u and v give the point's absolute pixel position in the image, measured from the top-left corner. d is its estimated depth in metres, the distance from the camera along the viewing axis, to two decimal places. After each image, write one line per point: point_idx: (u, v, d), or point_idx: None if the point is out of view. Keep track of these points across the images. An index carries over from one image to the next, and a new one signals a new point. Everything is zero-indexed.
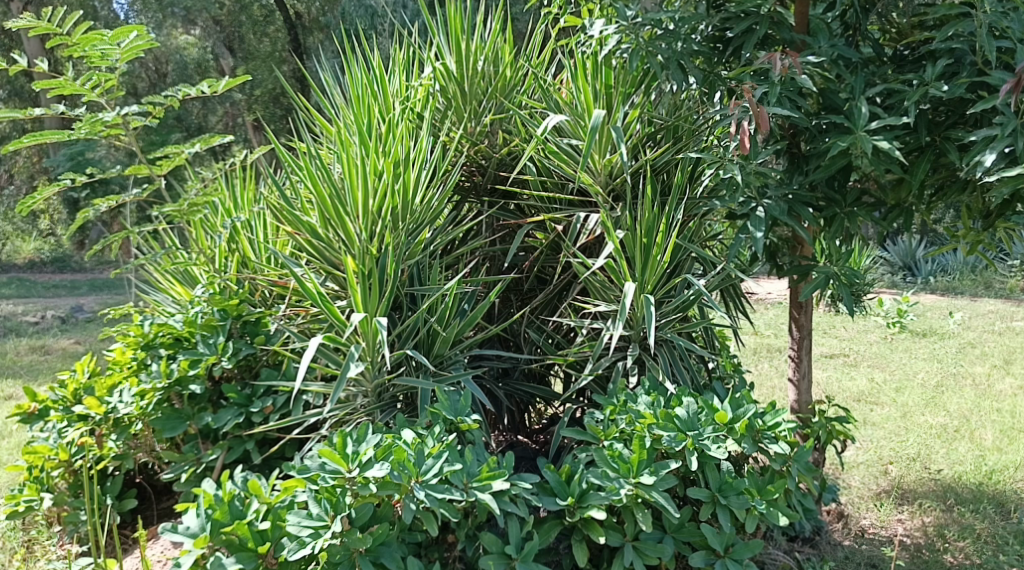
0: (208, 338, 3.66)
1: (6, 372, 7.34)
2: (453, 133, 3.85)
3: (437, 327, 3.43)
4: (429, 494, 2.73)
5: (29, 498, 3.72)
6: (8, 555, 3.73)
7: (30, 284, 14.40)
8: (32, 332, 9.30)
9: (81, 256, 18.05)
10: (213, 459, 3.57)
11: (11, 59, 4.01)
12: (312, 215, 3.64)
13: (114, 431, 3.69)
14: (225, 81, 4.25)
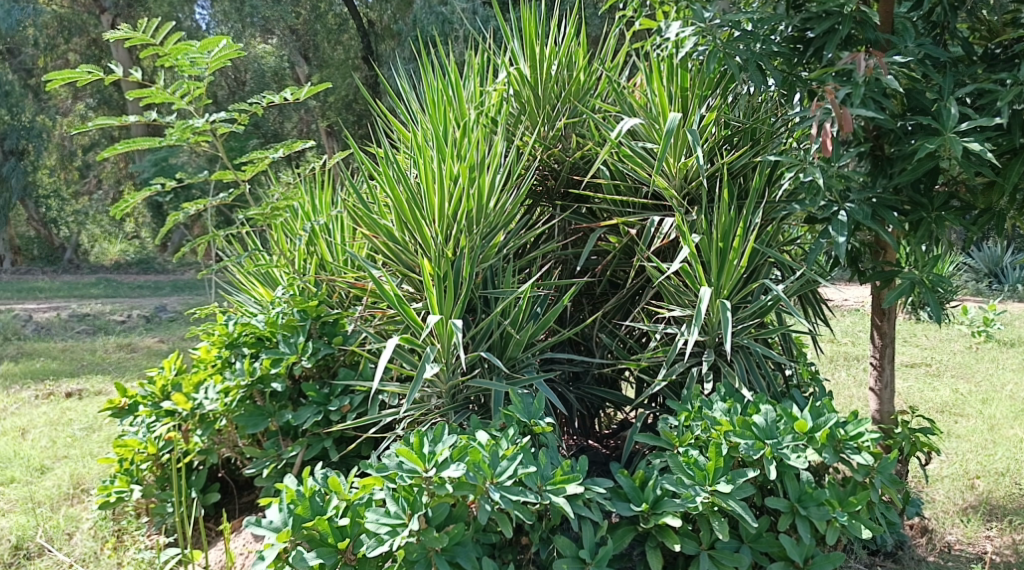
0: (289, 338, 3.76)
1: (96, 369, 7.62)
2: (527, 138, 3.86)
3: (510, 329, 3.44)
4: (505, 495, 2.75)
5: (120, 490, 3.85)
6: (100, 544, 3.86)
7: (116, 284, 14.92)
8: (120, 330, 9.64)
9: (165, 259, 18.66)
10: (292, 455, 3.64)
11: (107, 69, 4.16)
12: (389, 218, 3.69)
13: (199, 427, 3.77)
14: (307, 89, 4.34)
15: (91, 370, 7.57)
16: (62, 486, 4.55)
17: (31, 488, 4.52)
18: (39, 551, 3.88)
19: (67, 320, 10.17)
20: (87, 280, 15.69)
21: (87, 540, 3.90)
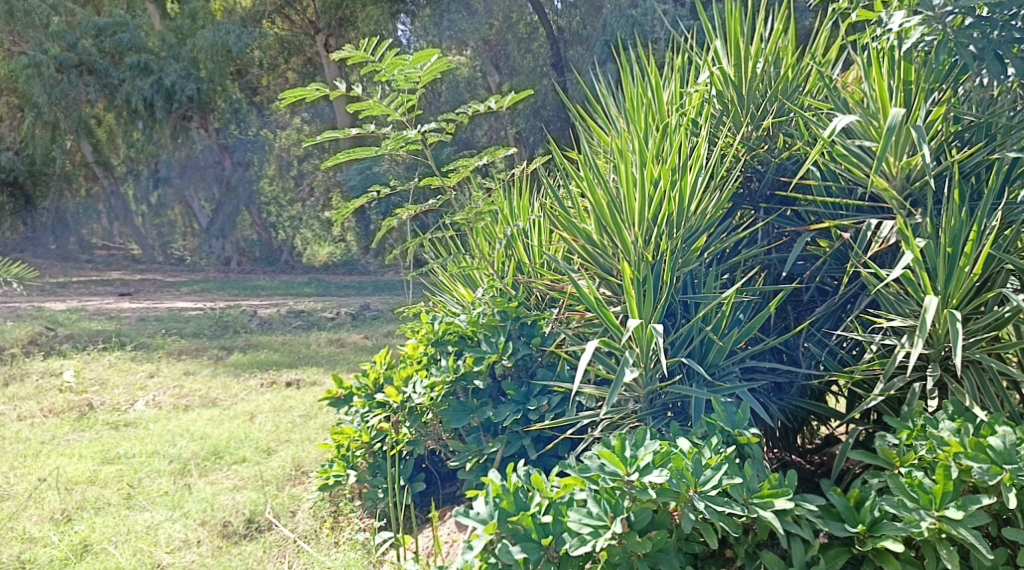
0: (490, 337, 3.85)
1: (311, 360, 8.12)
2: (731, 139, 3.72)
3: (713, 335, 3.33)
4: (709, 505, 2.65)
5: (337, 474, 4.02)
6: (319, 522, 4.10)
7: (325, 284, 15.82)
8: (331, 325, 10.21)
9: (369, 261, 19.65)
10: (493, 451, 3.68)
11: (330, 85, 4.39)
12: (588, 223, 3.66)
13: (408, 418, 3.89)
14: (510, 98, 4.40)
15: (307, 362, 8.05)
16: (286, 467, 4.92)
17: (260, 468, 4.92)
18: (268, 526, 4.16)
19: (284, 315, 10.86)
20: (299, 280, 16.75)
21: (308, 518, 4.15)
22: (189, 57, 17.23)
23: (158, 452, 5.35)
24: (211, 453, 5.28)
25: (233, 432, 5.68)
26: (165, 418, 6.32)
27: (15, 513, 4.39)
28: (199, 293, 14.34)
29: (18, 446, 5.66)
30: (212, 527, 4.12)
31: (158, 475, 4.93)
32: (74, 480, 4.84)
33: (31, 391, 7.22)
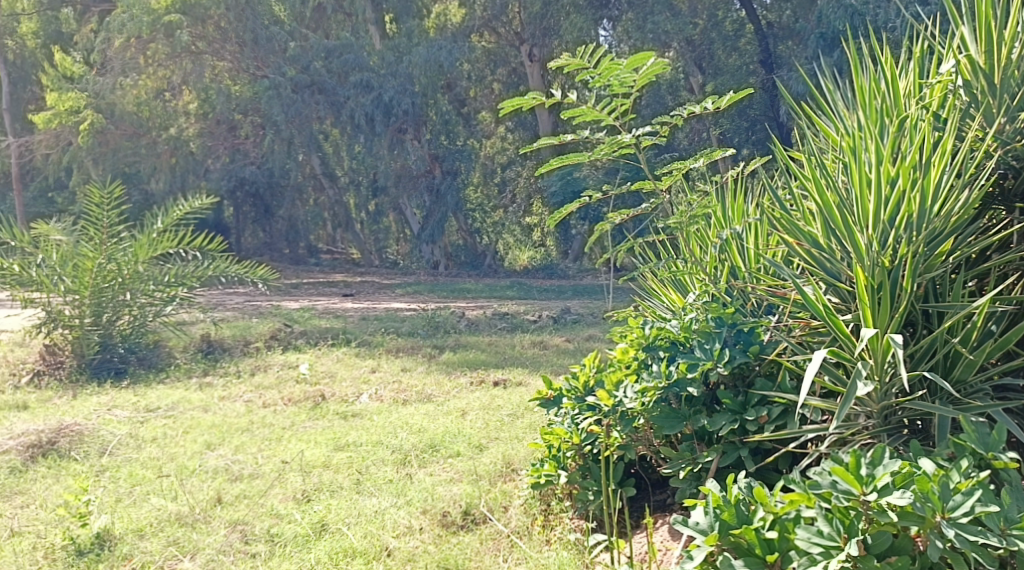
0: (704, 344, 3.67)
1: (516, 362, 8.24)
2: (981, 133, 3.41)
3: (959, 349, 3.06)
4: (960, 534, 2.42)
5: (549, 473, 4.13)
6: (531, 519, 4.13)
7: (527, 287, 16.06)
8: (534, 328, 10.35)
9: (571, 265, 19.85)
10: (709, 460, 3.57)
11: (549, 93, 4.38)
12: (815, 226, 3.47)
13: (619, 423, 3.83)
14: (729, 97, 4.20)
15: (513, 363, 8.18)
16: (498, 463, 5.00)
17: (473, 463, 5.04)
18: (483, 519, 4.24)
19: (491, 317, 11.10)
20: (503, 283, 17.12)
21: (520, 514, 4.19)
22: (405, 74, 17.64)
23: (382, 442, 5.61)
24: (428, 446, 5.47)
25: (448, 427, 5.87)
26: (387, 410, 6.61)
27: (262, 491, 4.72)
28: (412, 295, 14.94)
29: (264, 430, 6.10)
30: (433, 516, 4.25)
31: (383, 464, 5.16)
32: (311, 463, 5.15)
33: (271, 381, 7.80)
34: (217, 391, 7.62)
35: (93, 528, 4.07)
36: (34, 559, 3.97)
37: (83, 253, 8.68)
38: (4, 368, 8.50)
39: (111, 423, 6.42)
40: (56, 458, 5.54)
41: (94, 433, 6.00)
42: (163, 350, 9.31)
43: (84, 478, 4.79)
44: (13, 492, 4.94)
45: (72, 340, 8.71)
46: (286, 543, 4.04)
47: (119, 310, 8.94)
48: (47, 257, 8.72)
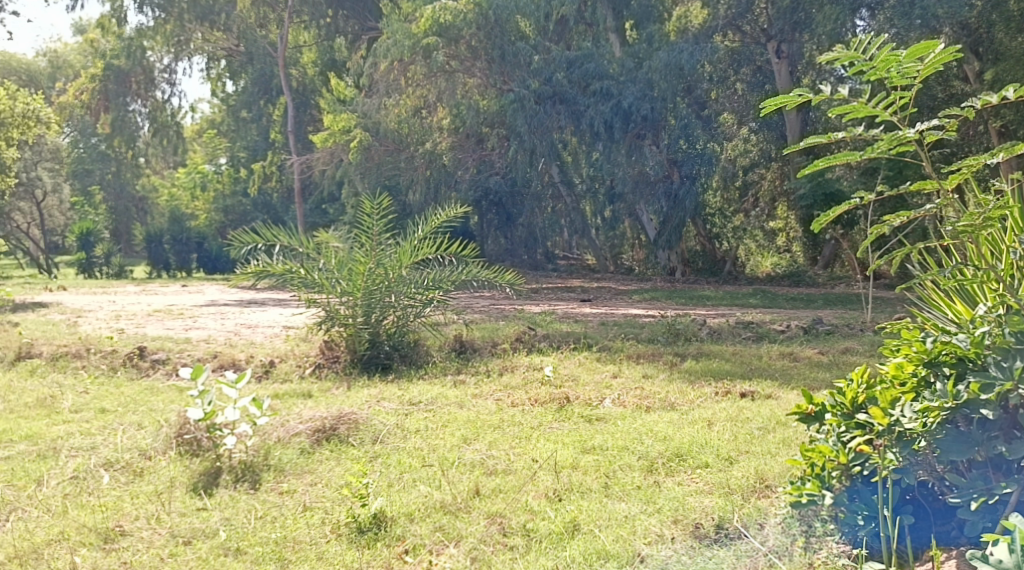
0: (999, 362, 3.64)
1: (764, 373, 7.96)
2: None
3: None
4: None
5: (811, 493, 3.86)
6: (791, 540, 3.86)
7: (774, 295, 15.51)
8: (783, 338, 9.97)
9: (821, 273, 18.96)
10: (1006, 490, 3.51)
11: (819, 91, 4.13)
12: None
13: (896, 443, 3.75)
14: None
15: (761, 374, 7.91)
16: (750, 479, 4.83)
17: (725, 476, 4.88)
18: (738, 535, 4.04)
19: (734, 326, 10.81)
20: (746, 290, 16.67)
21: (777, 534, 3.93)
22: (645, 79, 17.36)
23: (628, 448, 5.59)
24: (675, 454, 5.40)
25: (694, 436, 5.76)
26: (631, 416, 6.60)
27: (518, 486, 4.87)
28: (650, 301, 14.91)
29: (515, 428, 6.29)
30: (685, 526, 4.18)
31: (629, 469, 5.16)
32: (560, 464, 5.23)
33: (519, 381, 8.03)
34: (471, 388, 7.94)
35: (372, 508, 4.38)
36: (324, 532, 4.40)
37: (357, 259, 9.40)
38: (293, 361, 9.59)
39: (384, 414, 6.75)
40: (340, 442, 6.11)
41: (370, 421, 6.46)
42: (422, 348, 9.84)
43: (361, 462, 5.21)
44: (305, 470, 5.57)
45: (347, 338, 9.51)
46: (541, 539, 4.17)
47: (386, 311, 9.53)
48: (327, 263, 9.50)
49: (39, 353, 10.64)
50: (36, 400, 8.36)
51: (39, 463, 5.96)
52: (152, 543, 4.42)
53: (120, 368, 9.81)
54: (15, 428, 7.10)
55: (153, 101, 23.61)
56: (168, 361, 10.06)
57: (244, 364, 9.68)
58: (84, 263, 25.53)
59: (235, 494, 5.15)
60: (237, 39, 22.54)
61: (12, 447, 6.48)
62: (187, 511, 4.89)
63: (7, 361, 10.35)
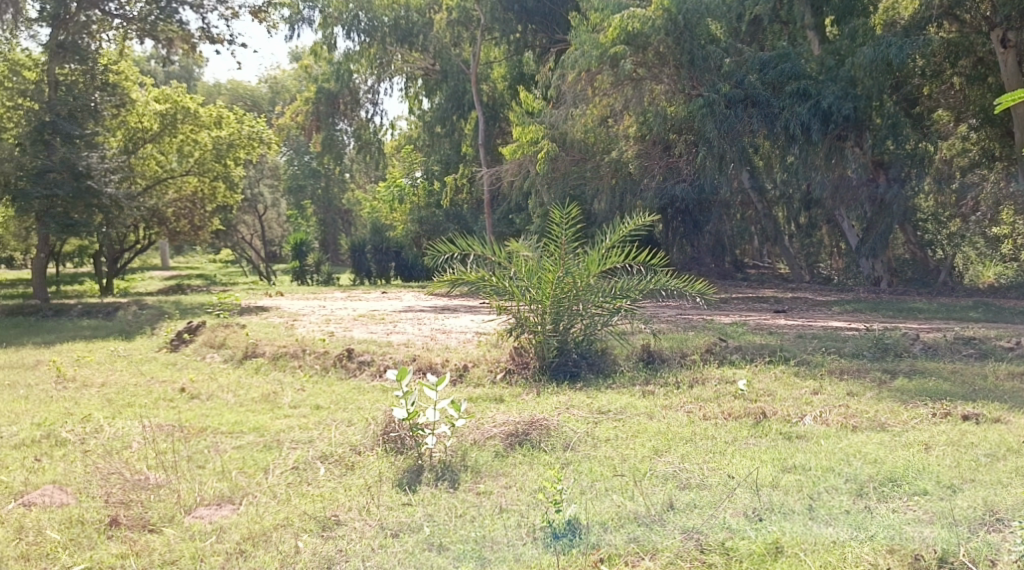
0: None
1: (989, 397, 7.36)
2: None
3: None
4: None
5: None
6: None
7: (994, 310, 14.41)
8: (1010, 357, 9.22)
9: None
10: None
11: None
12: None
13: None
14: None
15: (984, 397, 7.34)
16: (976, 509, 4.79)
17: (948, 504, 4.86)
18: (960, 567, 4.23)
19: (952, 341, 10.09)
20: (963, 304, 15.58)
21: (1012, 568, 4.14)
22: (847, 77, 16.55)
23: (834, 469, 5.52)
24: (889, 478, 5.30)
25: (910, 461, 5.58)
26: (836, 436, 6.32)
27: (714, 502, 5.06)
28: (853, 313, 14.24)
29: (707, 442, 6.32)
30: (900, 557, 4.31)
31: (837, 492, 5.14)
32: (760, 481, 5.32)
33: (711, 394, 8.05)
34: (661, 399, 8.17)
35: (566, 515, 4.87)
36: (520, 535, 4.92)
37: (546, 267, 9.47)
38: (485, 366, 9.77)
39: (572, 421, 7.78)
40: (530, 447, 7.30)
41: (560, 428, 7.57)
42: (610, 356, 9.80)
43: (558, 470, 5.76)
44: (499, 473, 6.87)
45: (535, 344, 9.63)
46: (740, 559, 4.43)
47: (573, 318, 9.59)
48: (517, 271, 9.62)
49: (263, 353, 11.55)
50: (262, 395, 9.50)
51: (266, 453, 7.49)
52: (365, 533, 5.89)
53: (332, 368, 10.66)
54: (242, 420, 8.47)
55: (358, 121, 25.28)
56: (374, 362, 10.68)
57: (439, 366, 9.99)
58: (297, 271, 27.44)
59: (435, 492, 6.55)
60: (433, 58, 23.40)
61: (243, 438, 7.93)
62: (395, 505, 6.37)
63: (235, 360, 11.51)
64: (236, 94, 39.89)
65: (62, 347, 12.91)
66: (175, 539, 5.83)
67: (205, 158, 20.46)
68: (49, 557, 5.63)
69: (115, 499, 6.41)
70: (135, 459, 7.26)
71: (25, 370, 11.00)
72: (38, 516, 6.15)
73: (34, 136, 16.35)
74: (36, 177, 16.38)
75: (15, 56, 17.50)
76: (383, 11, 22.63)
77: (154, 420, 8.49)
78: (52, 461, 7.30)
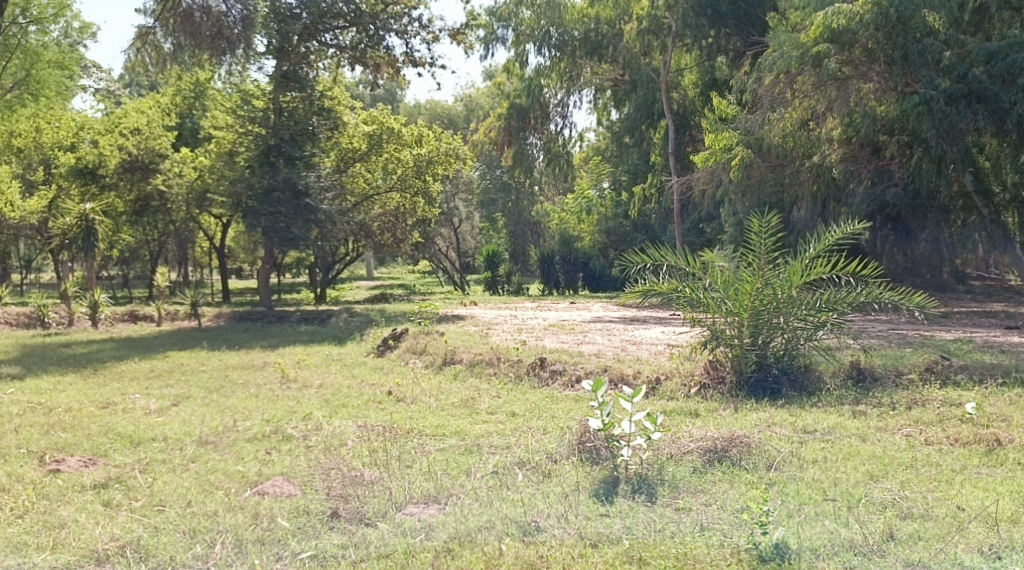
0: None
1: None
2: None
3: None
4: None
5: None
6: None
7: None
8: None
9: None
10: None
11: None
12: None
13: None
14: None
15: None
16: None
17: None
18: None
19: None
20: None
21: None
22: None
23: None
24: None
25: None
26: None
27: (943, 535, 4.84)
28: None
29: (930, 470, 5.96)
30: None
31: None
32: (997, 516, 5.05)
33: (933, 417, 7.56)
34: (874, 420, 7.75)
35: (774, 538, 4.68)
36: (724, 555, 4.77)
37: (743, 278, 9.19)
38: (678, 379, 9.57)
39: (774, 439, 7.49)
40: (730, 464, 7.06)
41: (762, 447, 7.31)
42: (814, 373, 9.36)
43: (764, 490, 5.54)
44: (698, 490, 6.68)
45: (732, 358, 9.36)
46: None
47: (773, 332, 9.22)
48: (713, 282, 9.43)
49: (461, 359, 11.86)
50: (462, 400, 9.75)
51: (467, 457, 7.64)
52: (563, 541, 5.93)
53: (526, 376, 10.78)
54: (444, 424, 8.69)
55: (547, 134, 24.98)
56: (566, 371, 10.71)
57: (631, 378, 9.88)
58: (489, 281, 28.08)
59: (633, 505, 6.46)
60: (623, 68, 23.26)
61: (445, 440, 8.14)
62: (593, 515, 6.33)
63: (436, 366, 11.87)
64: (434, 113, 41.48)
65: (282, 350, 13.77)
66: (389, 533, 6.10)
67: (406, 174, 21.42)
68: (278, 541, 6.01)
69: (335, 492, 6.77)
70: (349, 456, 7.63)
71: (252, 370, 11.82)
72: (271, 504, 6.57)
73: (262, 159, 18.11)
74: (263, 197, 17.99)
75: (246, 89, 18.42)
76: (575, 25, 22.82)
77: (366, 420, 8.89)
78: (279, 455, 7.76)
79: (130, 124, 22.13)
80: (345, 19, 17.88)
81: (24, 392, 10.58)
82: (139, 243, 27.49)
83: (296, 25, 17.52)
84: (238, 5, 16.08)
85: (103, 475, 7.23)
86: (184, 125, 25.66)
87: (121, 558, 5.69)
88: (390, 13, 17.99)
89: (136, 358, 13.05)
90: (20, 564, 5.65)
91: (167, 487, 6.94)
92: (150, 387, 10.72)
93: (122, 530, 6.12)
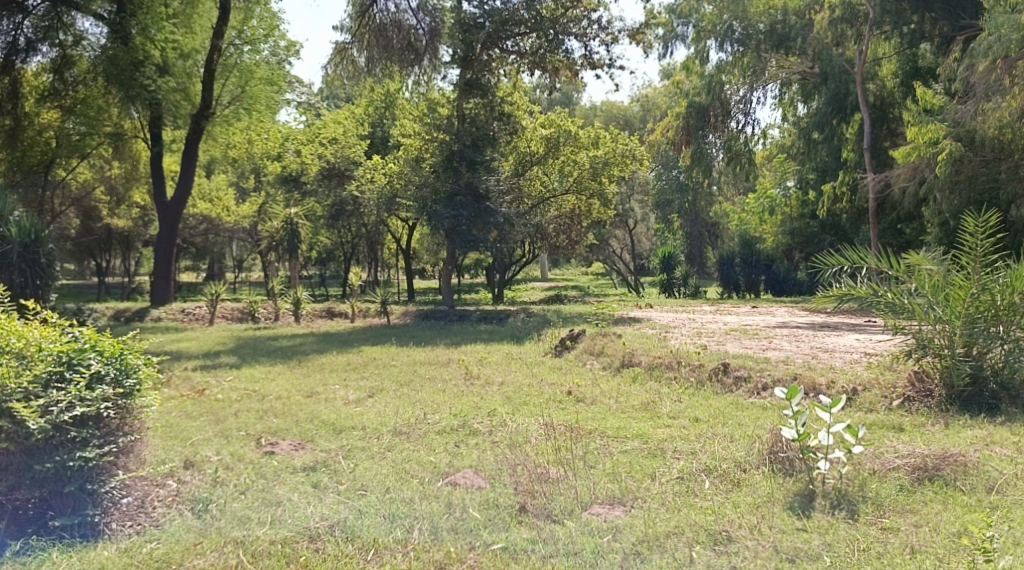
0: None
1: None
2: None
3: None
4: None
5: None
6: None
7: None
8: None
9: None
10: None
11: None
12: None
13: None
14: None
15: None
16: None
17: None
18: None
19: None
20: None
21: None
22: None
23: None
24: None
25: None
26: None
27: None
28: None
29: None
30: None
31: None
32: None
33: None
34: None
35: None
36: None
37: (957, 282, 8.64)
38: (879, 391, 9.07)
39: (993, 460, 6.97)
40: (943, 485, 6.61)
41: (980, 467, 6.80)
42: None
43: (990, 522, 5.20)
44: (907, 510, 6.29)
45: (941, 370, 8.76)
46: None
47: (991, 343, 8.56)
48: (920, 286, 8.89)
49: (640, 362, 11.71)
50: (643, 403, 9.62)
51: (651, 461, 7.50)
52: (758, 553, 5.76)
53: (708, 382, 10.50)
54: (625, 426, 8.61)
55: (728, 133, 23.83)
56: (751, 378, 10.35)
57: (824, 389, 9.38)
58: (665, 284, 27.73)
59: (833, 521, 6.16)
60: (813, 61, 22.08)
61: (629, 442, 8.05)
62: (788, 529, 6.07)
63: (613, 367, 11.80)
64: (611, 115, 41.59)
65: (465, 348, 14.08)
66: (575, 531, 6.09)
67: (582, 177, 21.09)
68: (471, 531, 6.13)
69: (522, 487, 6.81)
70: (535, 453, 7.66)
71: (439, 366, 12.15)
72: (463, 495, 6.68)
73: (446, 164, 18.56)
74: (446, 200, 18.39)
75: (433, 97, 19.46)
76: (760, 18, 22.05)
77: (549, 418, 8.91)
78: (469, 448, 7.93)
79: (329, 133, 23.39)
80: (526, 26, 17.89)
81: (240, 379, 11.39)
82: (336, 243, 28.97)
83: (480, 35, 17.65)
84: (426, 17, 17.68)
85: (312, 459, 7.62)
86: (375, 133, 26.38)
87: (330, 537, 6.03)
88: (570, 16, 17.82)
89: (335, 351, 13.76)
90: (244, 536, 6.07)
91: (368, 473, 7.23)
92: (349, 379, 11.25)
93: (331, 511, 6.43)
